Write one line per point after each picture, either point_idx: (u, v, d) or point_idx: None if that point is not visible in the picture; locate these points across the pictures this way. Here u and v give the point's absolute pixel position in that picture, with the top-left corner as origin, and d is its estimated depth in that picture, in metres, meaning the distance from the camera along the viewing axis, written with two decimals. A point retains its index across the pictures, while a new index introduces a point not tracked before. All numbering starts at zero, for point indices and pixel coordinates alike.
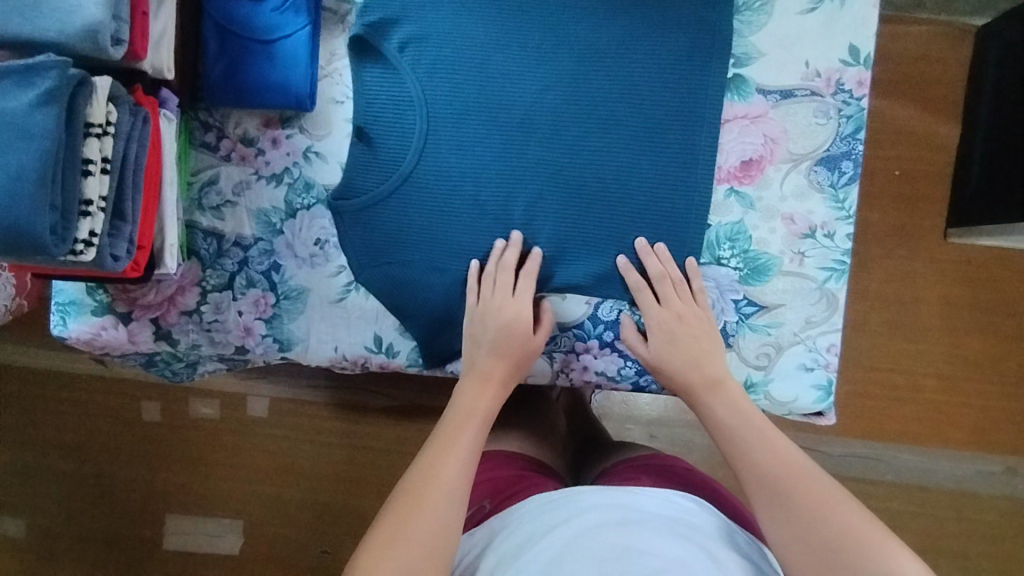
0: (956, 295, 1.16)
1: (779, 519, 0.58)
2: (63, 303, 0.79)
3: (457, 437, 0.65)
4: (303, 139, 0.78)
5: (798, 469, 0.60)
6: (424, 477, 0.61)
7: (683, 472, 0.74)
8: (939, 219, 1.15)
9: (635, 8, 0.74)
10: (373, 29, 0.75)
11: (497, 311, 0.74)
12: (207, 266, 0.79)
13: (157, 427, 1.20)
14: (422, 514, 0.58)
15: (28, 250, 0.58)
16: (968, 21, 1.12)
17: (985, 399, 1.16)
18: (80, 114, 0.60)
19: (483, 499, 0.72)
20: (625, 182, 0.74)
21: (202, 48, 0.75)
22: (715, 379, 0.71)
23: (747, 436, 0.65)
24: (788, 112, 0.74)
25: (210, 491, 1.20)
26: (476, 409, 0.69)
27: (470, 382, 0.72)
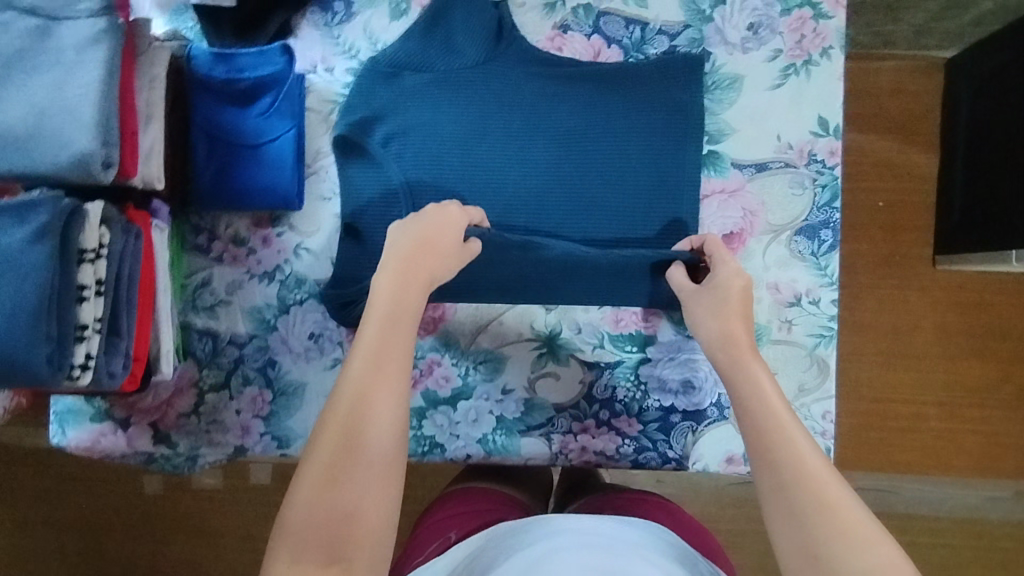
0: (950, 321, 1.15)
1: (794, 537, 0.52)
2: (61, 411, 0.80)
3: (388, 353, 0.60)
4: (293, 237, 0.80)
5: (821, 472, 0.54)
6: (354, 402, 0.57)
7: (650, 505, 0.79)
8: (927, 248, 1.15)
9: (610, 93, 0.76)
10: (356, 128, 0.76)
11: (422, 225, 0.67)
12: (203, 366, 0.80)
13: (160, 499, 1.19)
14: (358, 453, 0.56)
15: (30, 382, 0.59)
16: (937, 54, 1.13)
17: (989, 424, 1.15)
18: (74, 242, 0.61)
19: (450, 530, 0.74)
20: (610, 262, 0.76)
21: (190, 156, 0.76)
22: (742, 353, 0.63)
23: (762, 421, 0.57)
24: (764, 185, 0.76)
25: (216, 563, 1.18)
26: (403, 315, 0.63)
27: (387, 280, 0.64)
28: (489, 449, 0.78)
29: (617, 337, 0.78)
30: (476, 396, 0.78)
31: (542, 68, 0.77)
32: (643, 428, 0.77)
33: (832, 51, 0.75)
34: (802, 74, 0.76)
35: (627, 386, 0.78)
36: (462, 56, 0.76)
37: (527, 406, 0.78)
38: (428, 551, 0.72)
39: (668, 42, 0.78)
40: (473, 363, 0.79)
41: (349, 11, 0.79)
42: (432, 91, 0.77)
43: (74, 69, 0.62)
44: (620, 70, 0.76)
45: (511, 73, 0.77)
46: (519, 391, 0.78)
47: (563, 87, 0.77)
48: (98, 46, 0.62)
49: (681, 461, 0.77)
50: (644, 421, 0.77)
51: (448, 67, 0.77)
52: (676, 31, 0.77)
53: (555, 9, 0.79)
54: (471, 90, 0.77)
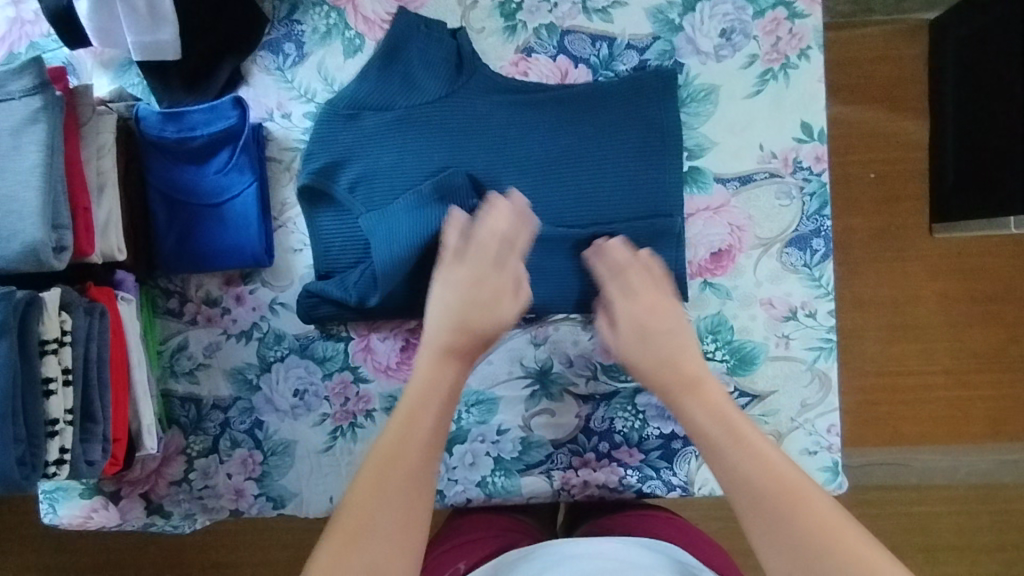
0: (951, 289, 1.12)
1: (780, 551, 0.47)
2: (50, 491, 0.78)
3: (434, 387, 0.59)
4: (266, 292, 0.77)
5: (788, 475, 0.51)
6: (395, 436, 0.55)
7: (665, 523, 0.74)
8: (923, 217, 1.11)
9: (579, 116, 0.73)
10: (319, 176, 0.73)
11: (479, 286, 0.65)
12: (189, 432, 0.77)
13: None
14: (392, 496, 0.51)
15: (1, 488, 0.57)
16: (920, 17, 1.09)
17: (999, 389, 1.13)
18: (33, 334, 0.59)
19: (457, 562, 0.70)
20: (596, 280, 0.73)
21: (152, 221, 0.74)
22: (693, 378, 0.61)
23: (717, 431, 0.56)
24: (749, 198, 0.73)
25: None
26: (464, 340, 0.63)
27: (429, 353, 0.61)
28: (489, 491, 0.76)
29: (610, 366, 0.75)
30: (471, 440, 0.76)
31: (506, 96, 0.74)
32: (645, 457, 0.75)
33: (811, 52, 0.72)
34: (780, 79, 0.72)
35: (624, 417, 0.75)
36: (423, 91, 0.73)
37: (524, 445, 0.76)
38: None
39: (637, 57, 0.74)
40: (465, 406, 0.76)
41: (301, 51, 0.76)
42: (396, 131, 0.73)
43: (13, 155, 0.59)
44: (589, 91, 0.73)
45: (475, 103, 0.73)
46: (515, 430, 0.76)
47: (530, 113, 0.73)
48: (37, 125, 0.59)
49: (686, 488, 0.75)
50: (646, 450, 0.75)
51: (408, 104, 0.73)
52: (645, 44, 0.74)
53: (516, 32, 0.75)
54: (437, 125, 0.73)
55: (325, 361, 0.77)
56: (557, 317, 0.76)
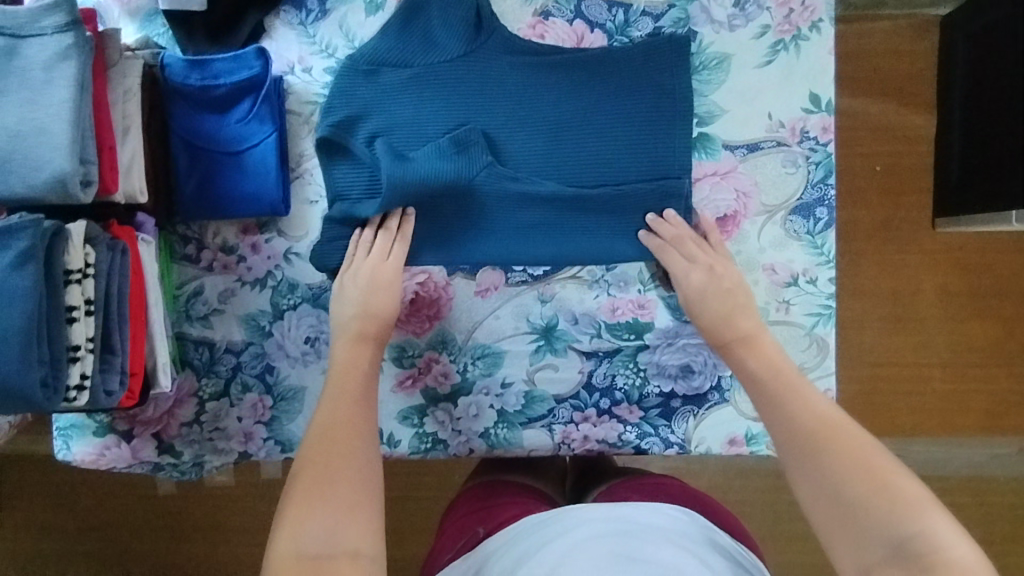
0: (951, 282, 1.14)
1: (817, 482, 0.58)
2: (64, 427, 0.80)
3: (352, 376, 0.70)
4: (282, 242, 0.78)
5: (826, 415, 0.62)
6: (326, 428, 0.66)
7: (674, 487, 0.82)
8: (927, 211, 1.13)
9: (592, 80, 0.75)
10: (338, 127, 0.74)
11: (372, 275, 0.73)
12: (202, 375, 0.80)
13: (172, 500, 1.33)
14: (333, 473, 0.62)
15: (23, 408, 0.59)
16: (932, 12, 1.10)
17: (995, 382, 1.15)
18: (58, 263, 0.61)
19: (477, 526, 0.79)
20: (606, 238, 0.75)
21: (173, 166, 0.76)
22: (747, 333, 0.71)
23: (769, 383, 0.66)
24: (756, 165, 0.75)
25: (232, 558, 1.33)
26: (370, 331, 0.73)
27: (342, 343, 0.72)
28: (492, 442, 0.78)
29: (615, 325, 0.77)
30: (476, 391, 0.78)
31: (522, 56, 0.75)
32: (644, 414, 0.77)
33: (822, 25, 0.74)
34: (791, 50, 0.74)
35: (626, 374, 0.77)
36: (442, 50, 0.75)
37: (528, 399, 0.78)
38: (456, 550, 0.77)
39: (652, 23, 0.76)
40: (471, 358, 0.78)
41: (323, 7, 0.77)
42: (415, 87, 0.75)
43: (44, 89, 0.61)
44: (603, 55, 0.74)
45: (492, 64, 0.75)
46: (519, 383, 0.78)
47: (545, 75, 0.75)
48: (67, 62, 0.61)
49: (683, 445, 0.77)
50: (645, 408, 0.77)
51: (427, 62, 0.75)
52: (660, 11, 0.76)
53: None
54: (454, 83, 0.75)
55: None
56: (565, 275, 0.78)
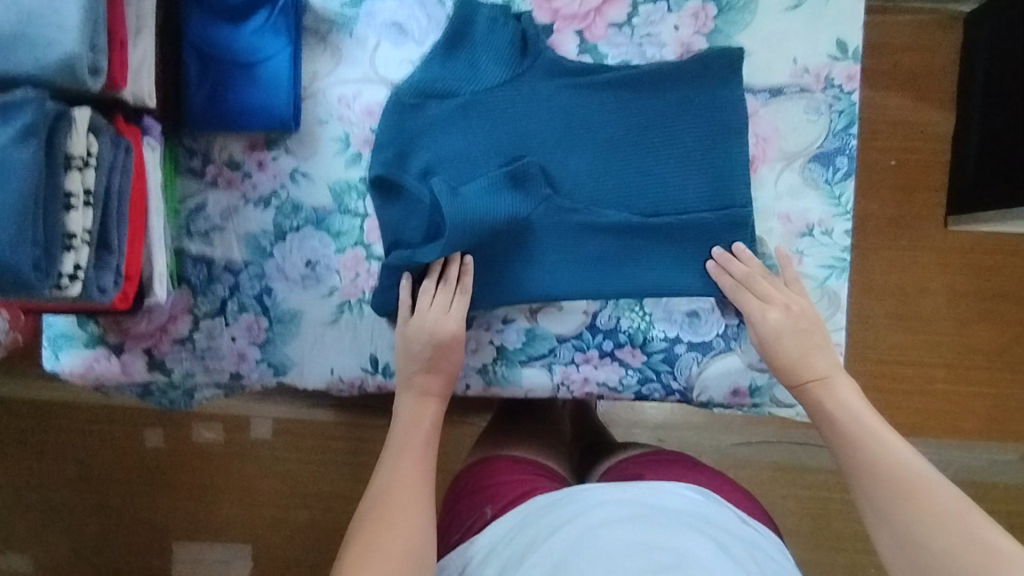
0: (960, 282, 1.17)
1: (889, 529, 0.58)
2: (54, 336, 0.78)
3: (414, 438, 0.71)
4: (289, 161, 0.77)
5: (908, 467, 0.60)
6: (385, 485, 0.67)
7: (687, 463, 0.81)
8: (941, 208, 1.16)
9: (643, 106, 0.74)
10: (391, 163, 0.74)
11: (433, 329, 0.72)
12: (198, 292, 0.78)
13: (160, 453, 1.35)
14: (389, 529, 0.62)
15: (13, 289, 0.56)
16: (956, 9, 1.13)
17: (997, 388, 1.17)
18: (61, 146, 0.59)
19: (485, 505, 0.77)
20: (672, 270, 0.74)
21: (182, 75, 0.73)
22: (823, 374, 0.69)
23: (847, 428, 0.66)
24: (778, 110, 0.73)
25: (218, 518, 1.34)
26: (432, 386, 0.74)
27: (408, 401, 0.73)
28: (489, 379, 0.77)
29: None
30: (477, 327, 0.76)
31: (566, 80, 0.74)
32: (647, 359, 0.75)
33: None
34: None
35: (631, 317, 0.75)
36: (487, 77, 0.74)
37: (529, 337, 0.76)
38: (463, 532, 0.75)
39: None
40: None
41: None
42: (462, 117, 0.74)
43: None
44: (655, 73, 0.73)
45: (540, 90, 0.74)
46: (521, 321, 0.76)
47: (596, 102, 0.74)
48: None
49: (685, 393, 0.76)
50: (649, 352, 0.75)
51: (472, 90, 0.74)
52: None
53: None
54: (502, 112, 0.74)
55: (340, 236, 0.77)
56: None
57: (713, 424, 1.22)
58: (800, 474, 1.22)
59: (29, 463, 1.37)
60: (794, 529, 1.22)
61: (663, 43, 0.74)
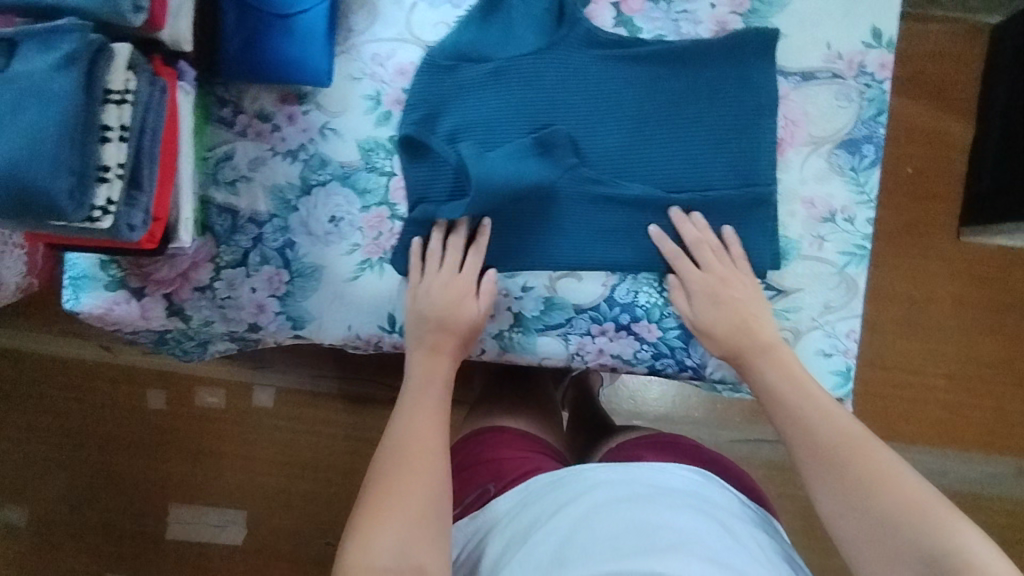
0: (967, 293, 1.17)
1: (832, 497, 0.59)
2: (75, 276, 0.78)
3: (425, 397, 0.71)
4: (319, 116, 0.77)
5: (846, 430, 0.62)
6: (398, 442, 0.66)
7: (689, 445, 0.81)
8: (953, 219, 1.17)
9: (674, 81, 0.74)
10: (420, 123, 0.75)
11: (445, 290, 0.74)
12: (221, 241, 0.78)
13: (161, 414, 1.35)
14: (404, 486, 0.62)
15: (46, 216, 0.57)
16: (982, 19, 1.14)
17: (999, 400, 1.18)
18: (101, 79, 0.59)
19: (487, 482, 0.76)
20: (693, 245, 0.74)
21: (217, 20, 0.73)
22: (768, 343, 0.71)
23: (784, 394, 0.67)
24: (809, 94, 0.74)
25: (215, 482, 1.34)
26: (444, 344, 0.75)
27: (419, 356, 0.74)
28: (504, 345, 0.78)
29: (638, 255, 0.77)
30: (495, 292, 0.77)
31: (600, 50, 0.74)
32: (662, 334, 0.76)
33: None
34: None
35: (648, 292, 0.76)
36: (521, 43, 0.74)
37: (547, 305, 0.76)
38: (465, 506, 0.75)
39: None
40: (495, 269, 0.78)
41: None
42: (494, 81, 0.74)
43: None
44: (688, 48, 0.73)
45: (572, 59, 0.74)
46: (540, 289, 0.76)
47: (628, 74, 0.74)
48: None
49: (698, 370, 0.77)
50: (664, 328, 0.76)
51: (506, 55, 0.74)
52: None
53: None
54: (533, 78, 0.74)
55: (365, 194, 0.78)
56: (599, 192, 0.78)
57: (714, 417, 1.23)
58: (798, 473, 1.22)
59: (33, 414, 1.38)
60: (787, 528, 1.22)
61: (699, 20, 0.75)
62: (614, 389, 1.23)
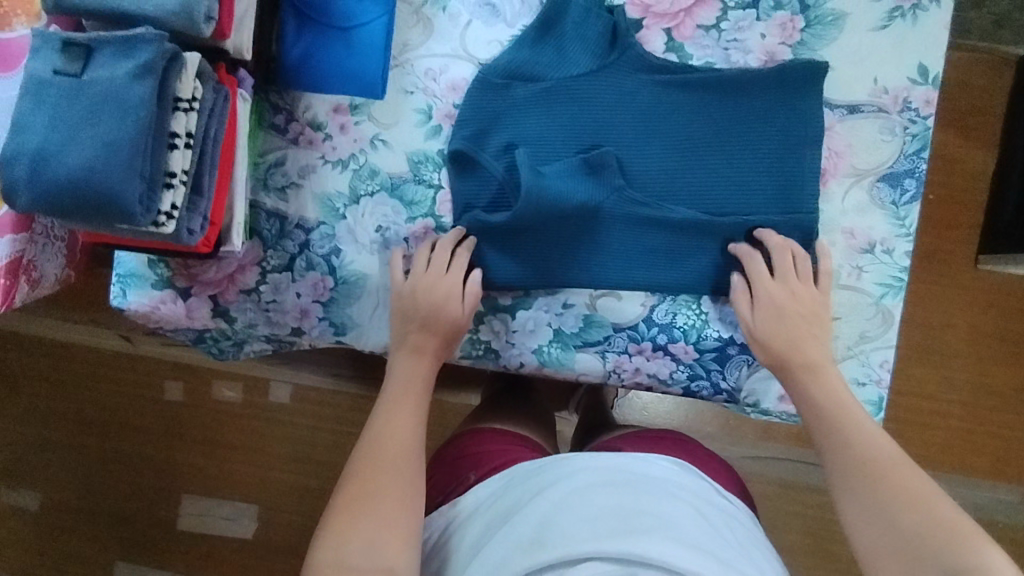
0: (983, 320, 1.18)
1: (869, 516, 0.59)
2: (123, 274, 0.80)
3: (404, 397, 0.72)
4: (371, 127, 0.79)
5: (881, 450, 0.63)
6: (373, 442, 0.67)
7: (669, 440, 0.82)
8: (971, 246, 1.18)
9: (723, 108, 0.75)
10: (471, 139, 0.76)
11: (431, 289, 0.75)
12: (269, 246, 0.80)
13: (179, 406, 1.36)
14: (374, 484, 0.63)
15: (115, 220, 0.58)
16: (1012, 51, 1.15)
17: (1011, 430, 1.18)
18: (171, 88, 0.61)
19: (468, 471, 0.78)
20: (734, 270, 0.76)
21: (278, 31, 0.75)
22: (813, 362, 0.71)
23: (823, 408, 0.68)
24: (853, 127, 0.75)
25: (230, 476, 1.35)
26: (426, 346, 0.76)
27: (401, 358, 0.76)
28: (543, 360, 0.79)
29: None
30: (536, 308, 0.78)
31: (651, 74, 0.76)
32: (699, 356, 0.77)
33: None
34: (908, 18, 0.74)
35: (687, 314, 0.77)
36: (574, 64, 0.76)
37: (586, 323, 0.78)
38: (447, 494, 0.76)
39: None
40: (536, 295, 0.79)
41: None
42: (545, 100, 0.76)
43: None
44: (738, 77, 0.75)
45: (622, 82, 0.76)
46: (580, 307, 0.78)
47: (677, 99, 0.76)
48: None
49: (733, 394, 0.78)
50: (701, 350, 0.77)
51: (558, 76, 0.76)
52: None
53: None
54: (584, 99, 0.76)
55: (411, 205, 0.79)
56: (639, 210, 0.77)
57: (728, 430, 1.24)
58: (807, 492, 1.23)
59: (54, 399, 1.39)
60: (792, 545, 1.24)
61: (749, 50, 0.76)
62: (629, 402, 1.24)
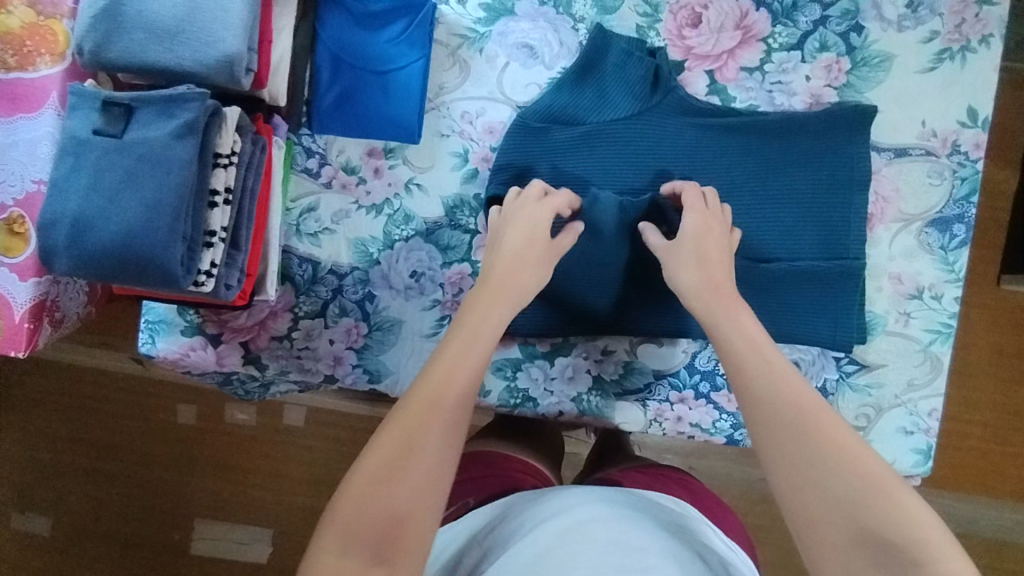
0: (1007, 341, 1.02)
1: (810, 484, 0.47)
2: (152, 321, 0.78)
3: (473, 347, 0.58)
4: (405, 171, 0.77)
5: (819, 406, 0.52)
6: (420, 396, 0.53)
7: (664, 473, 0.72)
8: (993, 265, 1.02)
9: (770, 150, 0.73)
10: (510, 184, 0.73)
11: (528, 224, 0.67)
12: (301, 292, 0.78)
13: (191, 429, 1.25)
14: (416, 450, 0.50)
15: (153, 283, 0.57)
16: None
17: None
18: (211, 144, 0.59)
19: (468, 496, 0.69)
20: (782, 316, 0.73)
21: (314, 77, 0.76)
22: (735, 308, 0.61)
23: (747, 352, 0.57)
24: (901, 171, 0.73)
25: (244, 498, 1.24)
26: (510, 284, 0.64)
27: (479, 298, 0.63)
28: (583, 409, 0.77)
29: None
30: (576, 354, 0.77)
31: (694, 118, 0.74)
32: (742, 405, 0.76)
33: (992, 40, 0.72)
34: (958, 60, 0.72)
35: None
36: (616, 107, 0.74)
37: (627, 369, 0.77)
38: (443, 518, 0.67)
39: (820, 12, 0.74)
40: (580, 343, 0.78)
41: None
42: (586, 144, 0.74)
43: None
44: (785, 120, 0.73)
45: (666, 126, 0.74)
46: (621, 353, 0.77)
47: (723, 140, 0.73)
48: None
49: None
50: None
51: (600, 119, 0.74)
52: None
53: None
54: (626, 142, 0.74)
55: (447, 250, 0.77)
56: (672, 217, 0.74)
57: (744, 459, 1.05)
58: None
59: (55, 423, 1.27)
60: None
61: (794, 92, 0.74)
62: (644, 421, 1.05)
